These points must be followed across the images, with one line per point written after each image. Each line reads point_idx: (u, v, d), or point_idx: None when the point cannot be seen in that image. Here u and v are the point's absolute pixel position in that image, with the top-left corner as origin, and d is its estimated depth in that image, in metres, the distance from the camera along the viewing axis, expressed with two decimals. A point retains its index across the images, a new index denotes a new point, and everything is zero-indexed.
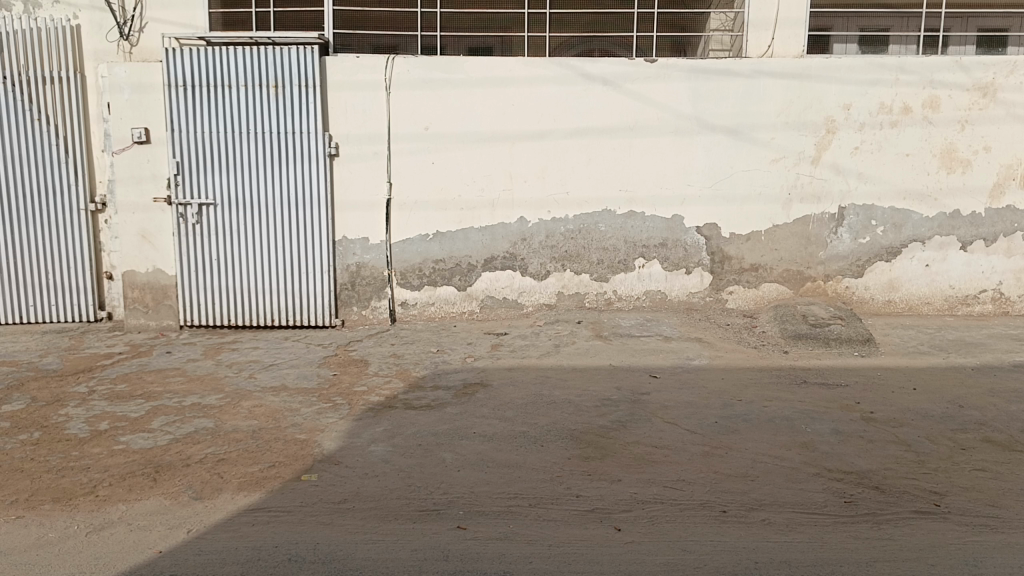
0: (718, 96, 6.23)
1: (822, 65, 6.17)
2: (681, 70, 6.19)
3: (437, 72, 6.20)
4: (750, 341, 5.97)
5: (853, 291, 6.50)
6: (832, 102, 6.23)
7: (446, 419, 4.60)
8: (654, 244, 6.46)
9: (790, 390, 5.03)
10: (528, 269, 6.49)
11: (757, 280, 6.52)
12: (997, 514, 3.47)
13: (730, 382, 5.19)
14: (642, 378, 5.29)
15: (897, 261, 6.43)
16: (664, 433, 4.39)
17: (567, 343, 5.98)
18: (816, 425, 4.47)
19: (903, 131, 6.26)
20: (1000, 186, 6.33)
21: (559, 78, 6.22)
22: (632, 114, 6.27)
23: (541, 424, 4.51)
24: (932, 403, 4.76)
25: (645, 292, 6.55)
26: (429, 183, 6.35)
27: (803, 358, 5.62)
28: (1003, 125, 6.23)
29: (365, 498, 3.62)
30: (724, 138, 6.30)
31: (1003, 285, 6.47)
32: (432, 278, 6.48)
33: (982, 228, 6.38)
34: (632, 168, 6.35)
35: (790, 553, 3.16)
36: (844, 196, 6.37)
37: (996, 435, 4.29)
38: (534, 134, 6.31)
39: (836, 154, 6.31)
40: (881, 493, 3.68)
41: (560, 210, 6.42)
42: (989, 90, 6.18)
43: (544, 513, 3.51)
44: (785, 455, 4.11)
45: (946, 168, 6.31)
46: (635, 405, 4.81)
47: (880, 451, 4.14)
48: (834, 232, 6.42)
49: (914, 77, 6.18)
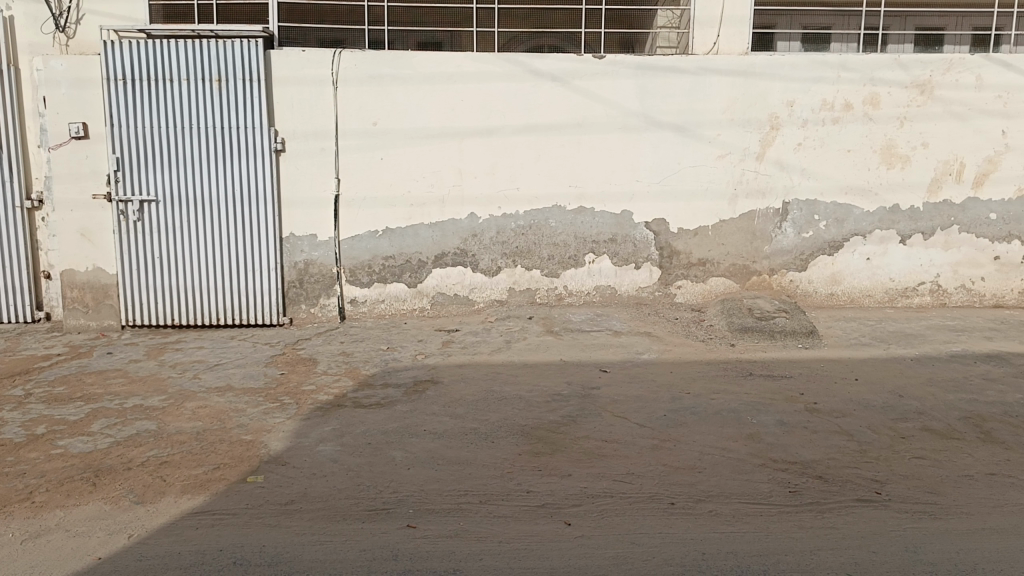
0: (665, 92, 6.29)
1: (766, 63, 6.26)
2: (627, 66, 6.24)
3: (385, 67, 6.14)
4: (698, 335, 6.04)
5: (796, 284, 6.61)
6: (776, 99, 6.32)
7: (396, 416, 4.57)
8: (603, 239, 6.50)
9: (738, 383, 5.09)
10: (479, 265, 6.48)
11: (704, 274, 6.59)
12: (935, 501, 3.57)
13: (678, 375, 5.25)
14: (592, 373, 5.32)
15: (839, 255, 6.55)
16: (614, 427, 4.42)
17: (518, 339, 5.97)
18: (761, 417, 4.55)
19: (844, 127, 6.36)
20: (938, 181, 6.44)
21: (507, 74, 6.20)
22: (580, 110, 6.29)
23: (492, 420, 4.51)
24: (873, 393, 4.88)
25: (595, 287, 6.58)
26: (376, 179, 6.29)
27: (749, 351, 5.71)
28: (941, 122, 6.34)
29: (313, 498, 3.57)
30: (671, 134, 6.36)
31: (941, 277, 6.60)
32: (381, 275, 6.43)
33: (920, 222, 6.50)
34: (581, 164, 6.37)
35: (737, 544, 3.20)
36: (787, 191, 6.46)
37: (934, 424, 4.41)
38: (483, 130, 6.29)
39: (780, 150, 6.40)
40: (824, 482, 3.76)
41: (510, 206, 6.41)
42: (927, 88, 6.28)
43: (494, 509, 3.51)
44: (732, 447, 4.17)
45: (886, 164, 6.42)
46: (585, 400, 4.83)
47: (824, 441, 4.22)
48: (778, 227, 6.51)
49: (854, 75, 6.28)
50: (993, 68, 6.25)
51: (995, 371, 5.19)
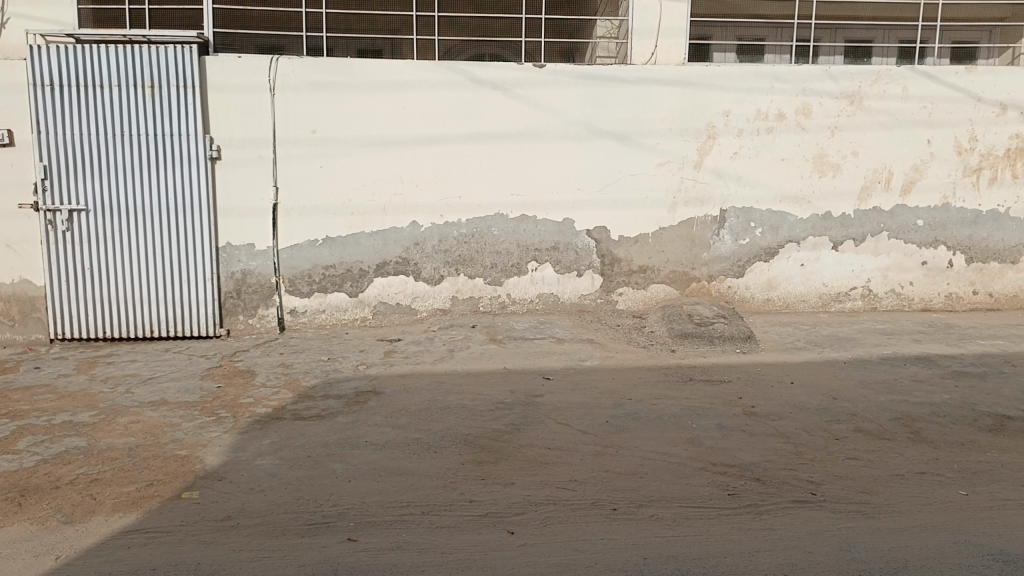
0: (604, 101, 6.36)
1: (702, 73, 6.38)
2: (567, 76, 6.29)
3: (324, 74, 6.08)
4: (639, 341, 6.10)
5: (734, 290, 6.73)
6: (712, 109, 6.44)
7: (337, 428, 4.50)
8: (546, 247, 6.52)
9: (679, 388, 5.16)
10: (421, 274, 6.44)
11: (645, 281, 6.67)
12: (868, 500, 3.66)
13: (619, 382, 5.30)
14: (535, 381, 5.33)
15: (775, 261, 6.69)
16: (557, 434, 4.44)
17: (461, 348, 5.95)
18: (701, 421, 4.61)
19: (778, 137, 6.52)
20: (868, 190, 6.62)
21: (448, 82, 6.20)
22: (521, 119, 6.32)
23: (435, 430, 4.48)
24: (809, 396, 5.00)
25: (538, 295, 6.61)
26: (315, 187, 6.21)
27: (689, 357, 5.79)
28: (869, 132, 6.53)
29: (251, 514, 3.50)
30: (611, 143, 6.43)
31: (872, 282, 6.78)
32: (322, 284, 6.34)
33: (852, 229, 6.68)
34: (523, 173, 6.40)
35: (677, 548, 3.24)
36: (724, 199, 6.58)
37: (866, 425, 4.53)
38: (424, 138, 6.27)
39: (717, 159, 6.52)
40: (761, 484, 3.83)
41: (452, 215, 6.40)
42: (855, 98, 6.48)
43: (436, 520, 3.48)
44: (673, 451, 4.22)
45: (818, 173, 6.59)
46: (528, 408, 4.83)
47: (762, 444, 4.30)
48: (716, 234, 6.63)
49: (787, 85, 6.45)
50: (918, 80, 6.46)
51: (923, 373, 5.36)
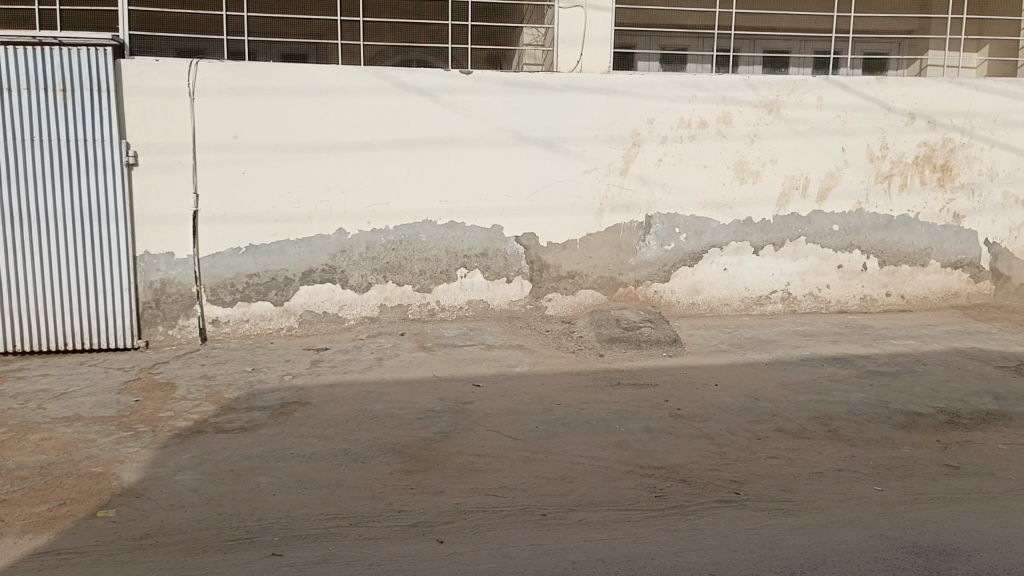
0: (531, 108, 6.40)
1: (626, 82, 6.49)
2: (494, 83, 6.31)
3: (245, 78, 5.95)
4: (568, 346, 6.14)
5: (660, 295, 6.84)
6: (636, 117, 6.55)
7: (261, 440, 4.40)
8: (475, 253, 6.51)
9: (607, 392, 5.22)
10: (348, 282, 6.36)
11: (573, 287, 6.72)
12: (789, 498, 3.76)
13: (549, 387, 5.32)
14: (465, 388, 5.31)
15: (699, 266, 6.83)
16: (487, 441, 4.43)
17: (390, 356, 5.89)
18: (628, 424, 4.67)
19: (700, 144, 6.66)
20: (786, 196, 6.82)
21: (374, 88, 6.15)
22: (448, 125, 6.31)
23: (363, 440, 4.42)
24: (732, 397, 5.11)
25: (467, 301, 6.59)
26: (238, 194, 6.08)
27: (617, 361, 5.86)
28: (787, 140, 6.74)
29: (170, 531, 3.39)
30: (538, 149, 6.47)
31: (791, 285, 6.97)
32: (245, 293, 6.20)
33: (771, 234, 6.87)
34: (450, 179, 6.38)
35: (605, 551, 3.27)
36: (649, 205, 6.69)
37: (787, 424, 4.66)
38: (349, 144, 6.19)
39: (642, 166, 6.63)
40: (687, 485, 3.90)
41: (379, 221, 6.34)
42: (773, 107, 6.67)
43: (364, 531, 3.43)
44: (601, 455, 4.26)
45: (739, 179, 6.75)
46: (458, 415, 4.82)
47: (688, 445, 4.38)
48: (642, 240, 6.73)
49: (708, 94, 6.60)
50: (832, 90, 6.70)
51: (840, 372, 5.54)
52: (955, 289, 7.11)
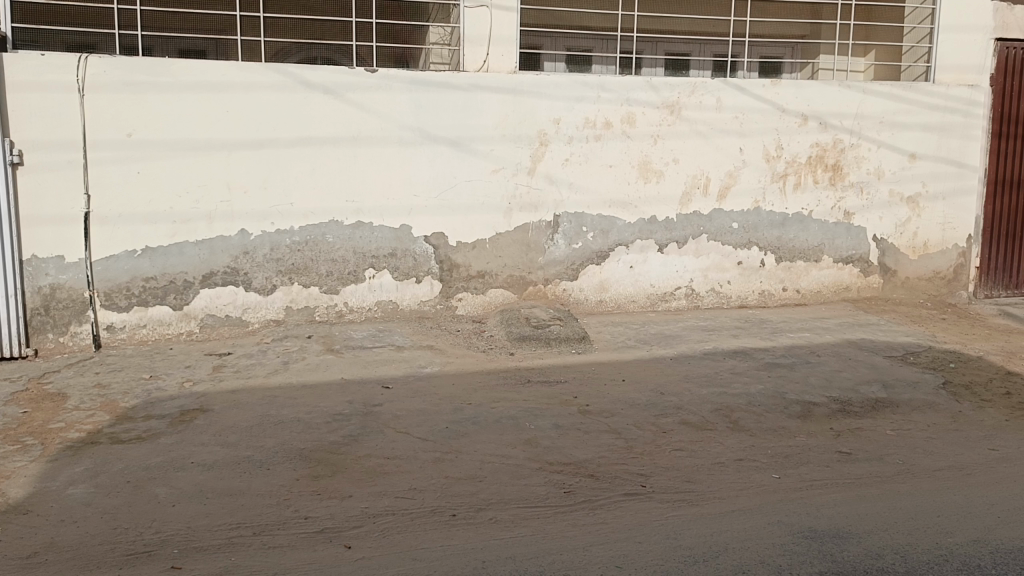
0: (438, 107, 6.38)
1: (532, 82, 6.54)
2: (399, 81, 6.26)
3: (140, 74, 5.73)
4: (478, 345, 6.14)
5: (569, 293, 6.91)
6: (543, 117, 6.61)
7: (160, 450, 4.24)
8: (383, 254, 6.44)
9: (516, 390, 5.24)
10: (252, 284, 6.19)
11: (483, 286, 6.72)
12: (692, 489, 3.87)
13: (459, 387, 5.31)
14: (374, 390, 5.25)
15: (606, 264, 6.93)
16: (396, 443, 4.39)
17: (296, 360, 5.77)
18: (538, 422, 4.70)
19: (605, 144, 6.77)
20: (688, 194, 7.00)
21: (276, 85, 6.01)
22: (354, 124, 6.22)
23: (268, 446, 4.31)
24: (639, 392, 5.22)
25: (376, 302, 6.51)
26: (133, 194, 5.84)
27: (527, 359, 5.89)
28: (688, 140, 6.92)
29: (61, 548, 3.23)
30: (445, 149, 6.45)
31: (694, 282, 7.16)
32: (142, 297, 5.97)
33: (675, 232, 7.04)
34: (357, 179, 6.30)
35: (515, 549, 3.28)
36: (557, 204, 6.76)
37: (691, 417, 4.79)
38: (251, 143, 6.04)
39: (549, 165, 6.69)
40: (595, 480, 3.96)
41: (284, 222, 6.20)
42: (675, 108, 6.84)
43: (270, 540, 3.35)
44: (511, 453, 4.29)
45: (643, 179, 6.90)
46: (367, 418, 4.76)
47: (595, 440, 4.45)
48: (550, 238, 6.79)
49: (612, 95, 6.71)
50: (730, 92, 6.92)
51: (740, 365, 5.73)
52: (847, 284, 7.41)
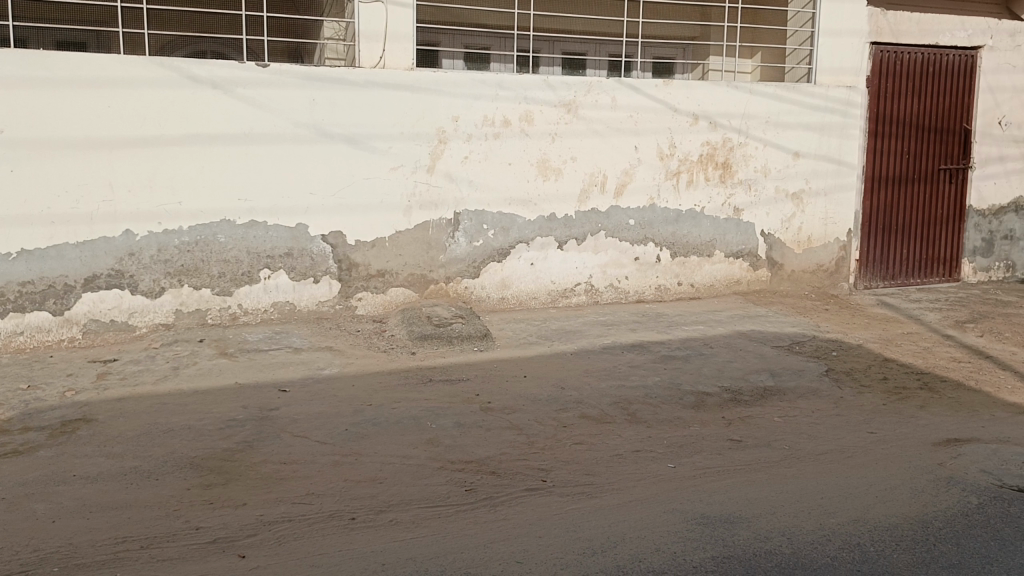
0: (334, 104, 6.27)
1: (430, 79, 6.50)
2: (293, 77, 6.12)
3: (11, 66, 5.41)
4: (379, 346, 6.06)
5: (470, 291, 6.91)
6: (441, 114, 6.58)
7: (38, 464, 4.02)
8: (278, 254, 6.28)
9: (418, 390, 5.20)
10: (139, 287, 5.94)
11: (383, 285, 6.64)
12: (591, 481, 3.93)
13: (359, 388, 5.23)
14: (271, 394, 5.11)
15: (507, 261, 6.96)
16: (293, 447, 4.29)
17: (188, 365, 5.56)
18: (439, 421, 4.68)
19: (504, 142, 6.80)
20: (586, 192, 7.11)
21: (162, 80, 5.78)
22: (246, 121, 6.04)
23: (157, 456, 4.14)
24: (540, 387, 5.27)
25: (272, 304, 6.35)
26: (6, 194, 5.51)
27: (428, 358, 5.86)
28: (585, 138, 7.03)
29: None
30: (342, 146, 6.34)
31: (594, 278, 7.27)
32: (18, 303, 5.63)
33: (574, 229, 7.13)
34: (250, 177, 6.12)
35: (415, 549, 3.26)
36: (457, 202, 6.74)
37: (590, 411, 4.86)
38: (136, 139, 5.79)
39: (448, 163, 6.67)
40: (496, 477, 3.97)
41: (172, 222, 5.97)
42: (572, 107, 6.93)
43: (159, 553, 3.22)
44: (412, 453, 4.25)
45: (542, 176, 6.96)
46: (263, 423, 4.63)
47: (496, 437, 4.47)
48: (451, 236, 6.77)
49: (510, 93, 6.75)
50: (624, 91, 7.06)
51: (638, 359, 5.85)
52: (738, 277, 7.68)
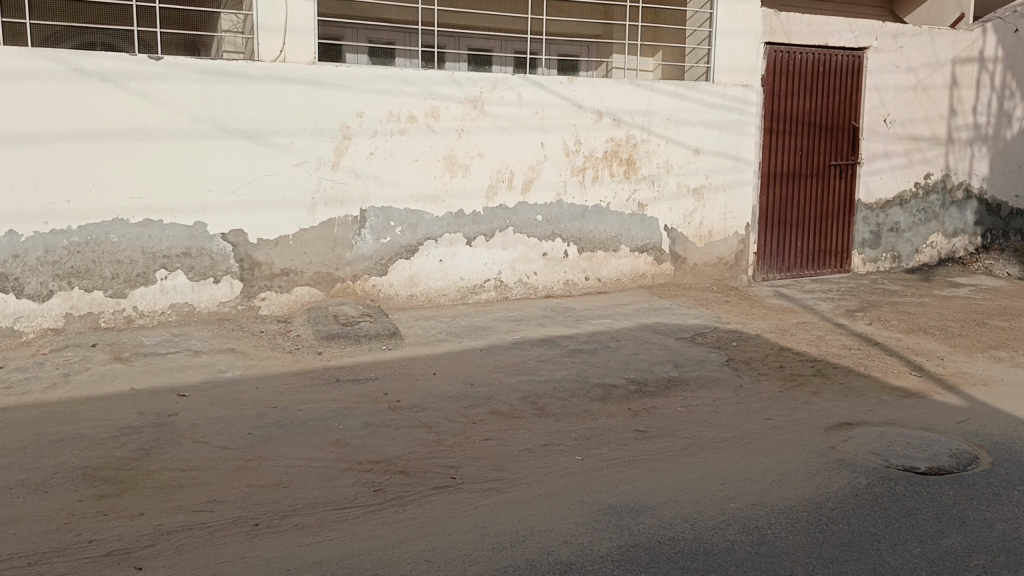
0: (232, 99, 6.08)
1: (332, 74, 6.39)
2: (188, 70, 5.92)
3: None
4: (284, 346, 5.92)
5: (378, 288, 6.82)
6: (345, 110, 6.48)
7: None
8: (176, 253, 6.07)
9: (324, 390, 5.11)
10: (24, 290, 5.64)
11: (288, 284, 6.49)
12: (500, 477, 3.95)
13: (263, 390, 5.10)
14: (169, 399, 4.93)
15: (415, 258, 6.91)
16: (194, 454, 4.15)
17: (79, 371, 5.30)
18: (346, 421, 4.61)
19: (409, 138, 6.75)
20: (493, 188, 7.12)
21: (45, 72, 5.50)
22: (139, 115, 5.81)
23: (45, 467, 3.94)
24: (449, 384, 5.26)
25: (171, 306, 6.12)
26: None
27: (335, 357, 5.76)
28: (491, 134, 7.03)
29: None
30: (242, 142, 6.16)
31: (503, 274, 7.29)
32: None
33: (482, 225, 7.14)
34: (144, 174, 5.88)
35: (322, 553, 3.20)
36: (363, 199, 6.65)
37: (500, 407, 4.88)
38: (19, 134, 5.49)
39: (353, 160, 6.57)
40: (405, 476, 3.93)
41: (60, 221, 5.69)
42: (477, 103, 6.93)
43: (47, 569, 3.06)
44: (319, 455, 4.17)
45: (449, 172, 6.94)
46: (161, 429, 4.46)
47: (405, 436, 4.43)
48: (357, 233, 6.67)
49: (415, 89, 6.69)
50: (529, 88, 7.10)
51: (546, 353, 5.91)
52: (643, 271, 7.84)
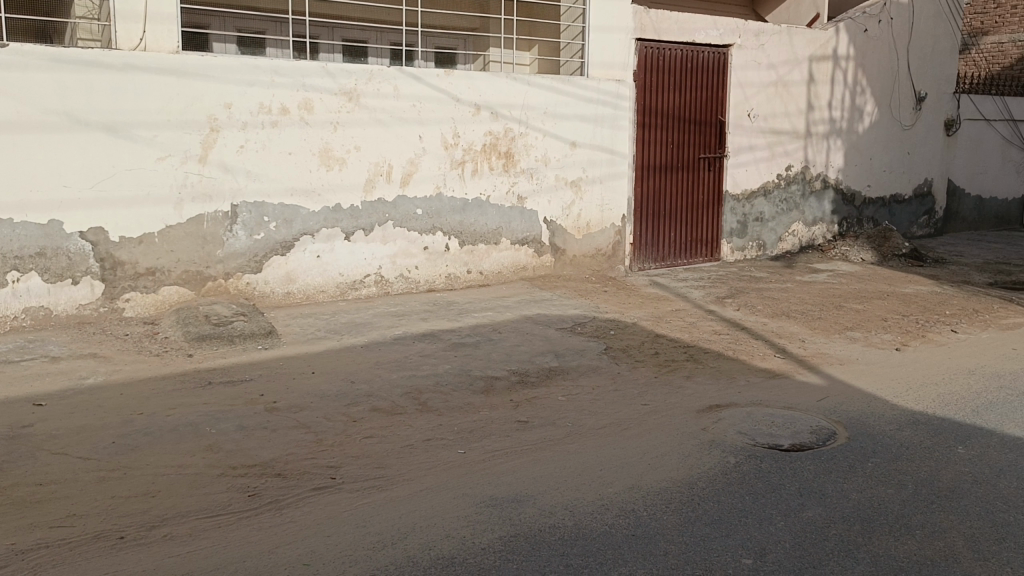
0: (88, 89, 5.74)
1: (198, 63, 6.12)
2: (37, 58, 5.55)
3: None
4: (151, 349, 5.64)
5: (253, 286, 6.60)
6: (212, 101, 6.22)
7: None
8: (28, 253, 5.69)
9: (196, 394, 4.91)
10: None
11: (154, 284, 6.19)
12: (381, 474, 3.90)
13: (129, 396, 4.85)
14: (24, 409, 4.61)
15: (291, 254, 6.72)
16: (51, 466, 3.90)
17: None
18: (220, 425, 4.44)
19: (282, 131, 6.55)
20: (371, 181, 7.01)
21: None
22: None
23: None
24: (329, 383, 5.15)
25: (23, 310, 5.75)
26: None
27: (207, 359, 5.53)
28: (368, 127, 6.92)
29: None
30: (99, 134, 5.83)
31: (383, 269, 7.20)
32: None
33: (360, 220, 7.02)
34: None
35: (193, 564, 3.07)
36: (234, 194, 6.42)
37: (381, 403, 4.82)
38: None
39: (222, 153, 6.32)
40: (282, 479, 3.83)
41: None
42: (353, 95, 6.80)
43: None
44: (189, 462, 4.00)
45: (325, 166, 6.79)
46: (14, 442, 4.17)
47: (282, 438, 4.31)
48: (229, 229, 6.43)
49: (287, 80, 6.50)
50: (406, 80, 7.03)
51: (428, 348, 5.88)
52: (524, 264, 7.92)
